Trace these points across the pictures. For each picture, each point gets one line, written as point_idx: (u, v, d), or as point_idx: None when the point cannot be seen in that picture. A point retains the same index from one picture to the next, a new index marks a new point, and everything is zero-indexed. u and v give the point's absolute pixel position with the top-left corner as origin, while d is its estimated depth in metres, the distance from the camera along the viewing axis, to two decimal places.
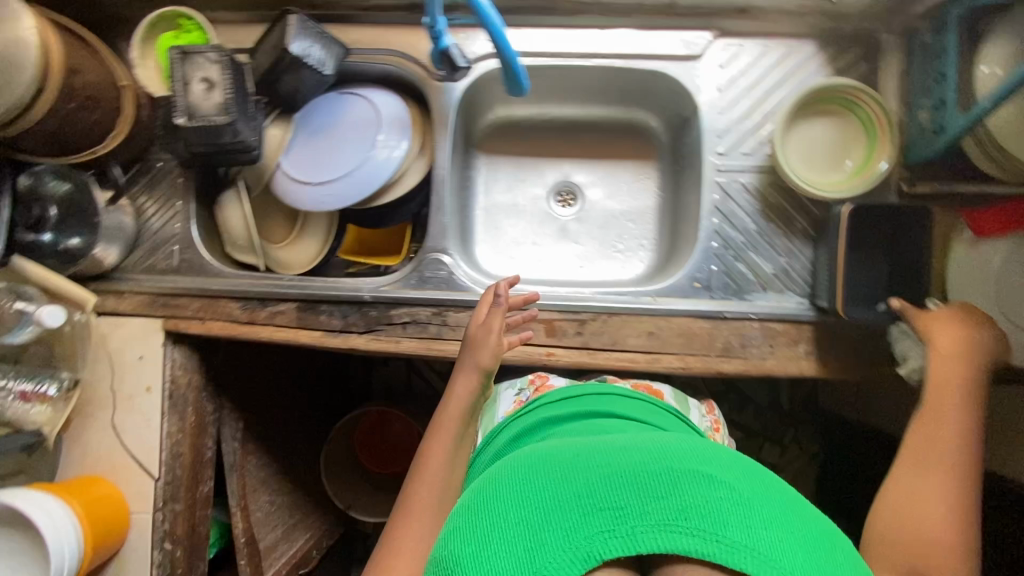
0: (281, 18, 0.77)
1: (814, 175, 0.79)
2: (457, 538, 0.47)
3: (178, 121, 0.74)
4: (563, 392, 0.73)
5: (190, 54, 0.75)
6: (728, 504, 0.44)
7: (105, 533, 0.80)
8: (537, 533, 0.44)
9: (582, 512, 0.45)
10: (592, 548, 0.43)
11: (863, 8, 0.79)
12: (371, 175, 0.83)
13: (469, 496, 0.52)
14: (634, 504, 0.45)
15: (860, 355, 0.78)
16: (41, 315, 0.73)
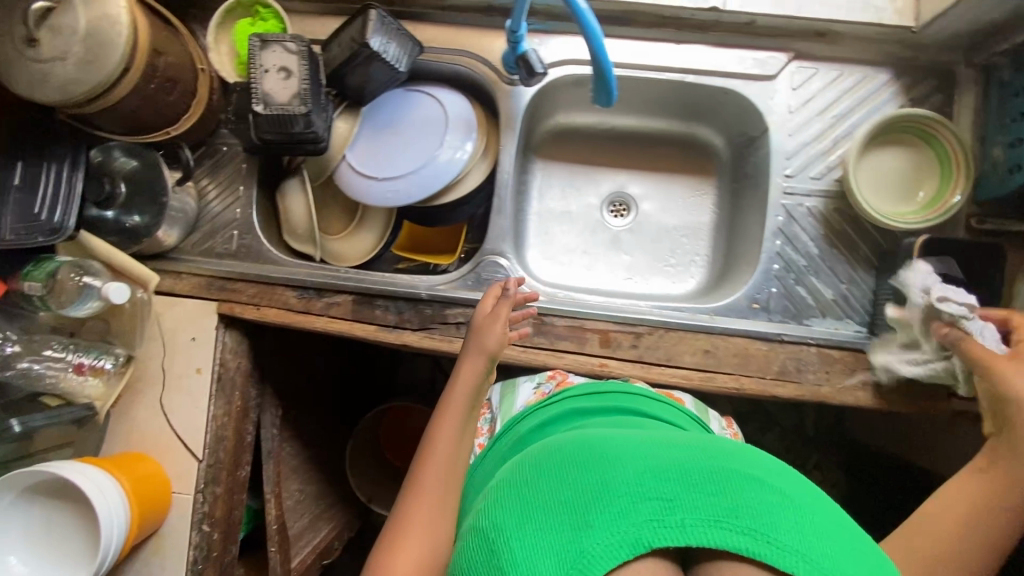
0: (361, 12, 0.76)
1: (883, 205, 0.79)
2: (503, 511, 0.49)
3: (255, 109, 0.74)
4: (586, 387, 0.73)
5: (270, 42, 0.74)
6: (774, 508, 0.46)
7: (150, 509, 0.79)
8: (589, 514, 0.46)
9: (633, 500, 0.46)
10: (643, 535, 0.45)
11: (941, 40, 0.79)
12: (436, 174, 0.83)
13: (512, 473, 0.54)
14: (684, 498, 0.46)
15: (919, 387, 0.77)
16: (108, 290, 0.74)
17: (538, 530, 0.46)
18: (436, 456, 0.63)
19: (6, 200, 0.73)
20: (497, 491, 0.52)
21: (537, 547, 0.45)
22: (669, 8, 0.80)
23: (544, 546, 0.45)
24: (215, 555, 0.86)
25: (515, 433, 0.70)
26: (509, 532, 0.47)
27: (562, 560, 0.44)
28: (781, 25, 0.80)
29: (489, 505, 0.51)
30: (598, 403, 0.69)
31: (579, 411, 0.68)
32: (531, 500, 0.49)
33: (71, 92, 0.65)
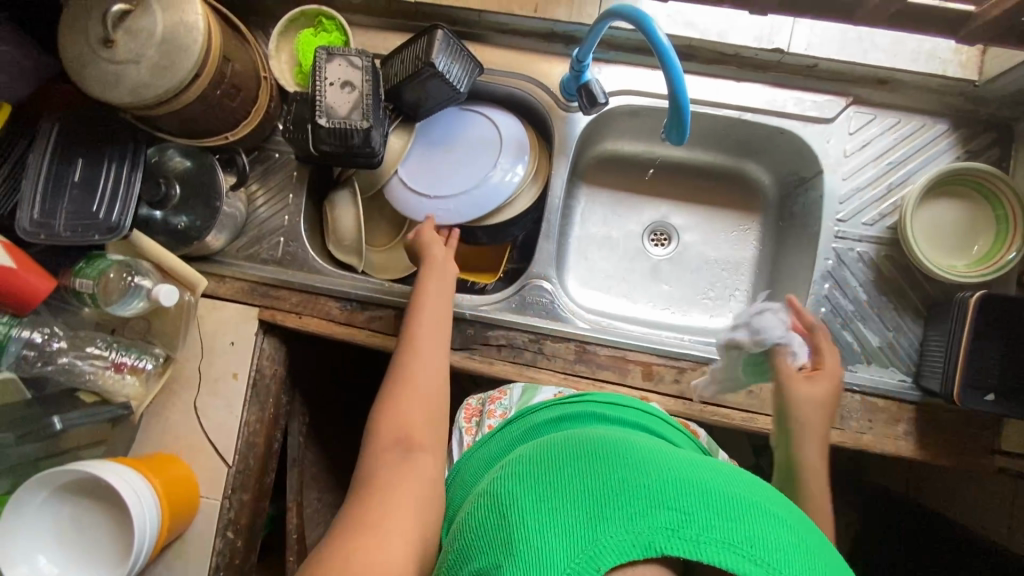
0: (428, 31, 0.76)
1: (934, 254, 0.78)
2: (520, 490, 0.48)
3: (319, 121, 0.73)
4: (610, 396, 0.71)
5: (335, 56, 0.75)
6: (793, 545, 0.43)
7: (179, 513, 0.79)
8: (605, 507, 0.44)
9: (650, 503, 0.44)
10: (652, 539, 0.42)
11: (1003, 96, 0.79)
12: (487, 194, 0.83)
13: (534, 459, 0.53)
14: (704, 515, 0.43)
15: (960, 441, 0.77)
16: (159, 293, 0.73)
17: (551, 511, 0.45)
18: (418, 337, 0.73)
19: (63, 196, 0.72)
20: (513, 473, 0.52)
21: (546, 526, 0.44)
22: (733, 46, 0.80)
23: (552, 530, 0.44)
24: (236, 563, 0.85)
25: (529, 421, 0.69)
26: (523, 511, 0.46)
27: (570, 543, 0.43)
28: (843, 70, 0.81)
29: (507, 483, 0.51)
30: (620, 414, 0.66)
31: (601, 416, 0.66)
32: (548, 485, 0.48)
33: (143, 95, 0.66)
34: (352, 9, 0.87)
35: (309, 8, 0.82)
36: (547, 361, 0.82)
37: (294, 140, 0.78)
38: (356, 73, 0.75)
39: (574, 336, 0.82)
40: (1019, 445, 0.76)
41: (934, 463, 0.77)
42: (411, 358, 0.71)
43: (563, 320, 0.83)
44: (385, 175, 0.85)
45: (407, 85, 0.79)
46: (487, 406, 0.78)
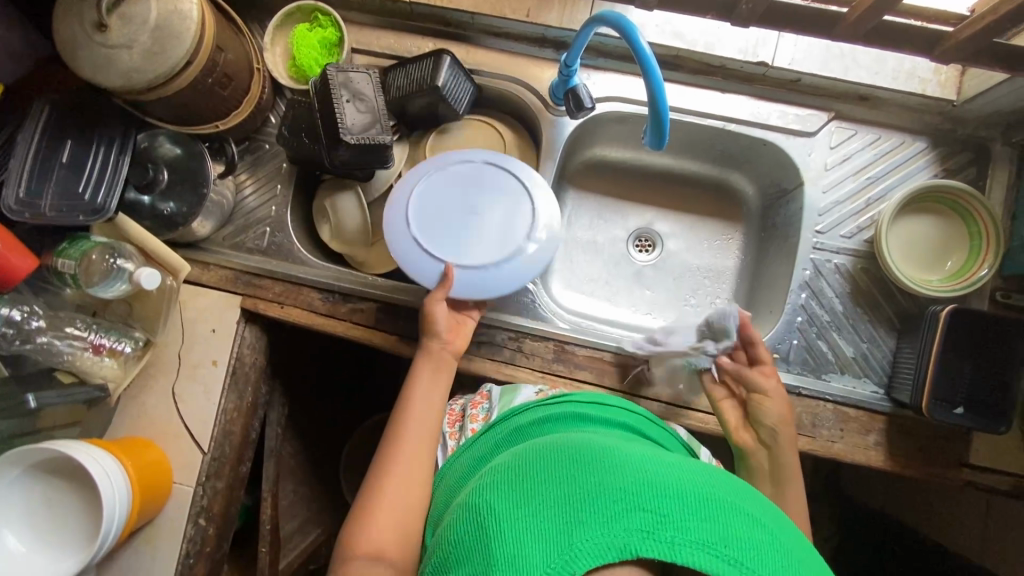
0: (434, 55, 0.81)
1: (908, 268, 0.80)
2: (500, 500, 0.50)
3: (349, 139, 0.75)
4: (594, 396, 0.72)
5: (346, 74, 0.76)
6: (766, 544, 0.44)
7: (151, 498, 0.78)
8: (582, 511, 0.46)
9: (626, 506, 0.45)
10: (628, 541, 0.43)
11: (980, 117, 0.80)
12: (500, 277, 0.72)
13: (513, 464, 0.54)
14: (679, 516, 0.44)
15: (929, 454, 0.78)
16: (139, 276, 0.73)
17: (530, 519, 0.46)
18: (411, 410, 0.73)
19: (51, 176, 0.73)
20: (494, 479, 0.53)
21: (525, 536, 0.45)
22: (719, 58, 0.82)
23: (530, 537, 0.45)
24: (207, 551, 0.85)
25: (511, 424, 0.69)
26: (500, 519, 0.48)
27: (549, 552, 0.44)
28: (826, 85, 0.82)
29: (487, 489, 0.52)
30: (603, 415, 0.68)
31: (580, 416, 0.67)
32: (528, 489, 0.49)
33: (133, 80, 0.66)
34: (348, 7, 0.88)
35: (305, 3, 0.84)
36: (525, 359, 0.82)
37: (296, 151, 0.83)
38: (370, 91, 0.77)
39: (553, 335, 0.83)
40: (987, 459, 0.77)
41: (902, 475, 0.78)
42: (399, 442, 0.71)
43: (543, 320, 0.84)
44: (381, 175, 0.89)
45: (408, 98, 0.83)
46: (468, 411, 0.77)
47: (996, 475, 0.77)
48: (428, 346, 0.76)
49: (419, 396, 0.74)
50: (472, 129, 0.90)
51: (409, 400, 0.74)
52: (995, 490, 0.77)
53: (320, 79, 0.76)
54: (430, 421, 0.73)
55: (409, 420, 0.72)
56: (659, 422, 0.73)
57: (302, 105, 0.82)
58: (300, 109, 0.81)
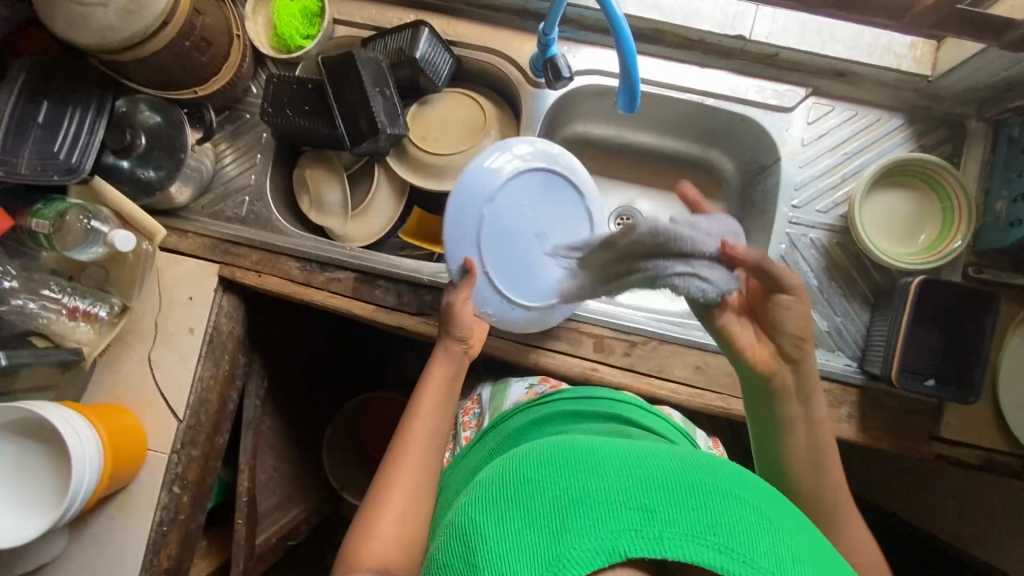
0: (412, 27, 0.82)
1: (883, 242, 0.80)
2: (483, 516, 0.48)
3: (389, 133, 0.81)
4: (580, 392, 0.75)
5: (373, 66, 0.79)
6: (752, 526, 0.45)
7: (124, 462, 0.78)
8: (568, 518, 0.45)
9: (611, 507, 0.45)
10: (616, 542, 0.43)
11: (956, 93, 0.81)
12: (505, 310, 0.77)
13: (494, 475, 0.54)
14: (664, 510, 0.45)
15: (901, 426, 0.78)
16: (113, 237, 0.74)
17: (517, 531, 0.46)
18: (421, 417, 0.70)
19: (27, 136, 0.73)
20: (478, 491, 0.53)
21: (513, 549, 0.44)
22: (698, 31, 0.83)
23: (518, 550, 0.44)
24: (181, 519, 0.85)
25: (502, 430, 0.72)
26: (486, 534, 0.46)
27: (540, 564, 0.43)
28: (804, 60, 0.83)
29: (471, 503, 0.51)
30: (592, 409, 0.70)
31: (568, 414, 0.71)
32: (511, 499, 0.48)
33: (108, 38, 0.67)
34: None
35: None
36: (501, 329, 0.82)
37: (276, 124, 0.83)
38: (387, 82, 0.81)
39: None
40: (959, 433, 0.77)
41: (874, 447, 0.78)
42: (410, 449, 0.68)
43: None
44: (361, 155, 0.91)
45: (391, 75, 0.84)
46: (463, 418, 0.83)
47: (967, 449, 0.77)
48: (444, 350, 0.73)
49: (431, 402, 0.71)
50: (451, 102, 0.90)
51: (420, 406, 0.71)
52: (966, 464, 0.77)
53: (342, 63, 0.78)
54: (441, 429, 0.71)
55: (419, 427, 0.69)
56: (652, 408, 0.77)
57: (284, 78, 0.83)
58: (281, 83, 0.82)
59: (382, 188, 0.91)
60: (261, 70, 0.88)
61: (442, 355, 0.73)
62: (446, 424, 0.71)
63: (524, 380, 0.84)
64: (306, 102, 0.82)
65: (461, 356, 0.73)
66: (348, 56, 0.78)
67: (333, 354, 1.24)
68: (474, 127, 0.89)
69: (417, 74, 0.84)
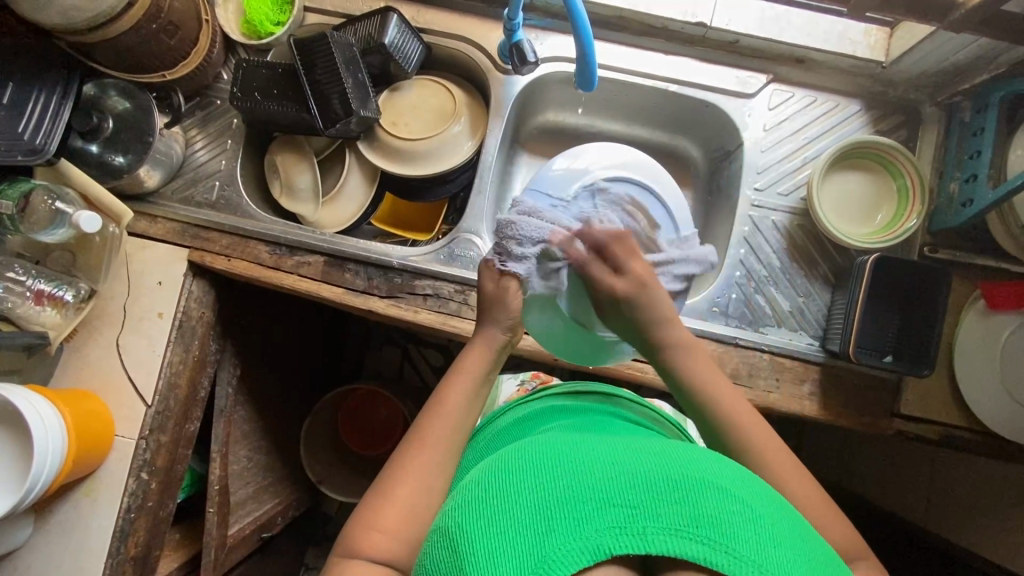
0: (381, 12, 0.83)
1: (843, 224, 0.83)
2: (468, 518, 0.47)
3: (362, 115, 0.82)
4: (566, 388, 0.81)
5: (346, 47, 0.80)
6: (737, 515, 0.43)
7: (90, 447, 0.78)
8: (552, 517, 0.43)
9: (595, 505, 0.43)
10: (601, 541, 0.42)
11: (910, 78, 0.83)
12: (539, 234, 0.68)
13: (478, 478, 0.52)
14: (647, 504, 0.43)
15: (862, 403, 0.79)
16: (78, 218, 0.74)
17: (500, 535, 0.44)
18: (448, 408, 0.64)
19: None
20: (463, 495, 0.51)
21: (498, 551, 0.43)
22: (660, 19, 0.85)
23: (502, 553, 0.43)
24: (149, 506, 0.84)
25: (491, 430, 0.76)
26: (473, 538, 0.45)
27: (525, 567, 0.41)
28: (763, 47, 0.85)
29: (454, 508, 0.50)
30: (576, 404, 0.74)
31: (554, 408, 0.73)
32: (494, 501, 0.47)
33: (73, 18, 0.67)
34: None
35: None
36: (470, 311, 0.83)
37: (245, 108, 0.84)
38: (359, 65, 0.82)
39: None
40: (917, 409, 0.79)
41: (837, 424, 0.79)
42: (430, 434, 0.62)
43: None
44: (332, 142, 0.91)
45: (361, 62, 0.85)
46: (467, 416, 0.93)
47: (925, 425, 0.79)
48: (486, 338, 0.68)
49: (462, 396, 0.65)
50: (421, 88, 0.91)
51: (449, 394, 0.65)
52: (924, 439, 0.79)
53: (313, 42, 0.79)
54: (464, 420, 0.65)
55: (443, 416, 0.64)
56: (638, 401, 0.82)
57: (254, 63, 0.83)
58: (250, 68, 0.83)
59: (354, 174, 0.91)
60: (231, 57, 0.89)
61: (478, 340, 0.68)
62: (472, 417, 0.66)
63: (516, 377, 0.95)
64: (275, 86, 0.83)
65: (501, 346, 0.69)
66: (321, 34, 0.79)
67: (309, 345, 1.24)
68: (445, 113, 0.90)
69: (387, 60, 0.85)
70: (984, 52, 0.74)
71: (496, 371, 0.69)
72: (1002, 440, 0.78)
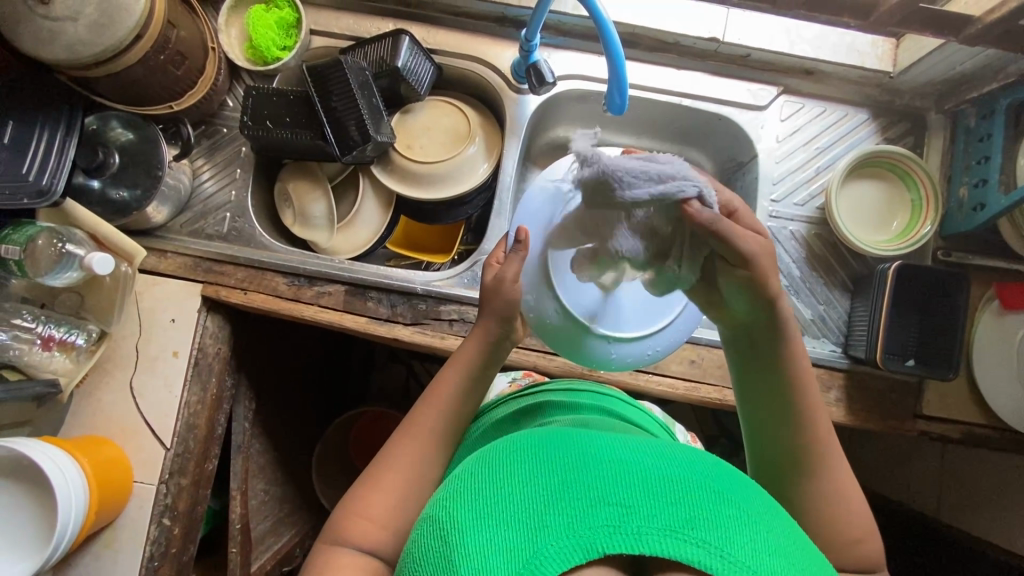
0: (394, 35, 0.82)
1: (859, 231, 0.85)
2: (458, 507, 0.45)
3: (378, 140, 0.80)
4: (565, 384, 0.77)
5: (360, 73, 0.79)
6: (735, 521, 0.41)
7: (110, 497, 0.74)
8: (546, 513, 0.42)
9: (590, 502, 0.41)
10: (593, 539, 0.40)
11: (915, 87, 0.86)
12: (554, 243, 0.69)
13: (471, 467, 0.50)
14: (643, 504, 0.41)
15: (886, 405, 0.81)
16: (91, 261, 0.71)
17: (492, 525, 0.42)
18: (437, 405, 0.66)
19: None
20: (455, 486, 0.48)
21: (488, 542, 0.41)
22: (674, 35, 0.85)
23: (490, 543, 0.41)
24: (172, 553, 0.81)
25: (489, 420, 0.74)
26: (463, 527, 0.43)
27: (512, 558, 0.40)
28: (772, 60, 0.86)
29: (446, 497, 0.48)
30: (579, 398, 0.73)
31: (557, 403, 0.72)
32: (485, 491, 0.45)
33: (79, 54, 0.65)
34: None
35: None
36: None
37: (256, 137, 0.81)
38: (373, 89, 0.81)
39: None
40: (939, 409, 0.81)
41: (862, 428, 0.81)
42: (418, 428, 0.64)
43: None
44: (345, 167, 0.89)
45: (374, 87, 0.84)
46: None
47: (949, 424, 0.81)
48: (482, 333, 0.67)
49: (454, 395, 0.67)
50: (434, 110, 0.89)
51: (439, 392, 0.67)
52: (948, 438, 0.81)
53: (327, 68, 0.78)
54: (456, 417, 0.66)
55: (429, 411, 0.66)
56: (641, 403, 0.81)
57: (264, 91, 0.81)
58: (261, 96, 0.81)
59: (368, 200, 0.90)
60: (236, 83, 0.87)
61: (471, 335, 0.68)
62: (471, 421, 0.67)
63: (507, 374, 0.91)
64: (287, 114, 0.81)
65: (497, 340, 0.68)
66: (334, 58, 0.78)
67: (318, 370, 1.21)
68: (459, 134, 0.88)
69: (399, 83, 0.83)
70: (990, 62, 0.76)
71: (486, 371, 0.69)
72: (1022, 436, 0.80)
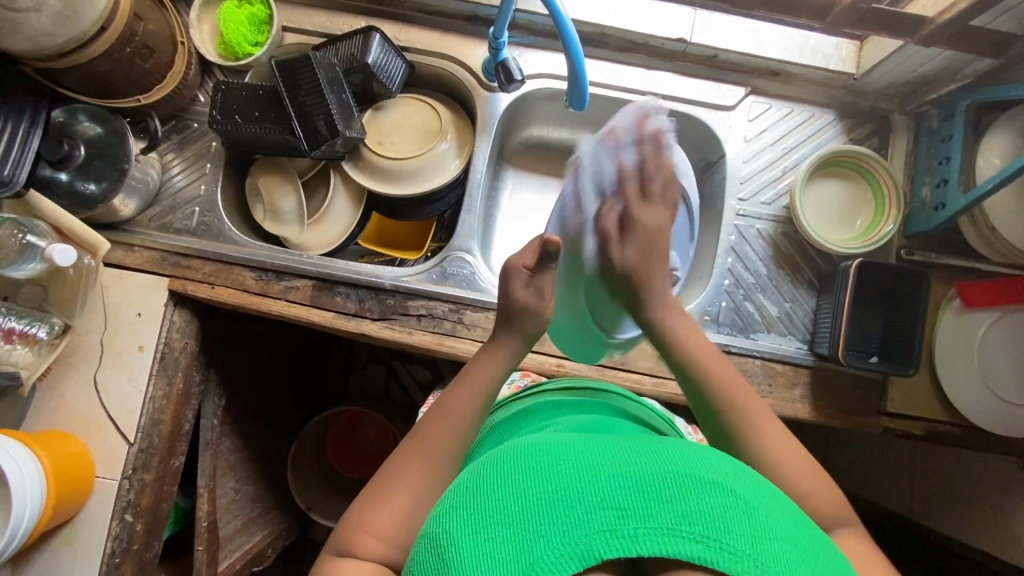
0: (364, 32, 0.82)
1: (826, 230, 0.86)
2: (448, 521, 0.41)
3: (347, 135, 0.80)
4: (559, 382, 0.73)
5: (331, 68, 0.79)
6: (735, 511, 0.38)
7: (69, 492, 0.73)
8: (539, 522, 0.38)
9: (583, 507, 0.38)
10: (589, 545, 0.37)
11: (879, 89, 0.87)
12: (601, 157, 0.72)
13: (460, 480, 0.46)
14: (638, 504, 0.38)
15: (851, 402, 0.82)
16: (52, 252, 0.70)
17: (484, 540, 0.38)
18: (450, 410, 0.61)
19: None
20: (446, 500, 0.45)
21: (482, 558, 0.37)
22: (642, 35, 0.86)
23: (484, 557, 0.37)
24: (135, 549, 0.80)
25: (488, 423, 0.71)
26: (456, 542, 0.39)
27: (507, 570, 0.36)
28: (740, 61, 0.88)
29: (436, 513, 0.44)
30: (578, 399, 0.68)
31: (553, 404, 0.67)
32: (473, 502, 0.42)
33: (42, 44, 0.65)
34: None
35: None
36: (466, 331, 0.82)
37: (226, 132, 0.81)
38: (344, 85, 0.81)
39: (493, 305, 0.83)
40: (904, 406, 0.81)
41: (828, 425, 0.81)
42: (430, 435, 0.59)
43: (482, 290, 0.84)
44: (317, 164, 0.90)
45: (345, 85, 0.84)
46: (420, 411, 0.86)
47: (912, 421, 0.81)
48: (498, 343, 0.65)
49: (468, 406, 0.61)
50: (406, 107, 0.90)
51: (454, 394, 0.62)
52: (911, 435, 0.82)
53: (295, 62, 0.78)
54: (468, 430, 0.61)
55: (443, 420, 0.60)
56: (637, 397, 0.76)
57: (233, 85, 0.81)
58: (230, 90, 0.81)
59: (339, 196, 0.90)
60: (208, 78, 0.87)
61: (496, 343, 0.65)
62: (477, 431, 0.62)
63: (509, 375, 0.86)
64: (256, 109, 0.81)
65: (512, 352, 0.65)
66: (303, 52, 0.78)
67: (292, 369, 1.20)
68: (431, 131, 0.89)
69: (370, 80, 0.84)
70: (949, 64, 0.77)
71: (497, 373, 0.64)
72: (981, 432, 0.81)
